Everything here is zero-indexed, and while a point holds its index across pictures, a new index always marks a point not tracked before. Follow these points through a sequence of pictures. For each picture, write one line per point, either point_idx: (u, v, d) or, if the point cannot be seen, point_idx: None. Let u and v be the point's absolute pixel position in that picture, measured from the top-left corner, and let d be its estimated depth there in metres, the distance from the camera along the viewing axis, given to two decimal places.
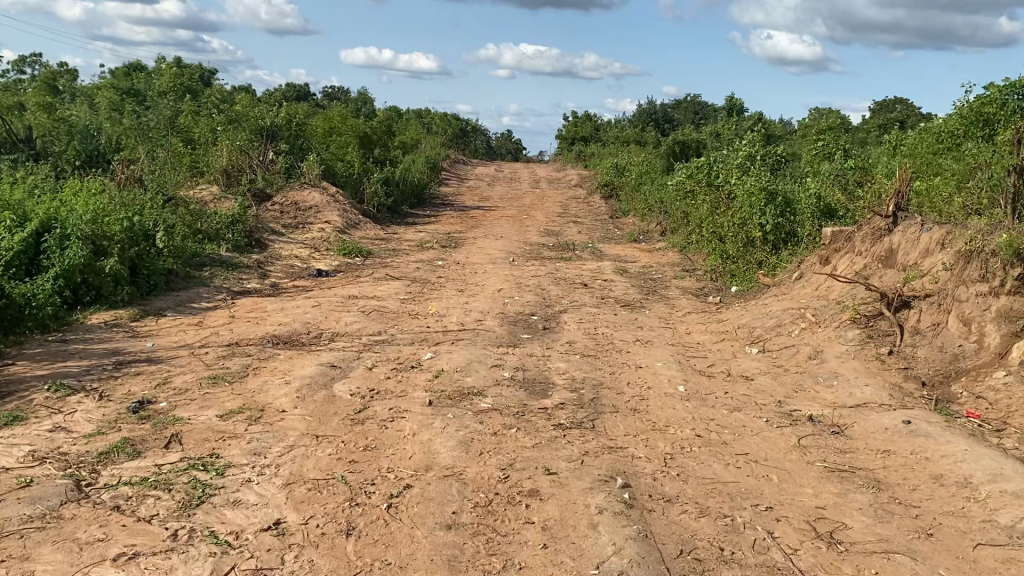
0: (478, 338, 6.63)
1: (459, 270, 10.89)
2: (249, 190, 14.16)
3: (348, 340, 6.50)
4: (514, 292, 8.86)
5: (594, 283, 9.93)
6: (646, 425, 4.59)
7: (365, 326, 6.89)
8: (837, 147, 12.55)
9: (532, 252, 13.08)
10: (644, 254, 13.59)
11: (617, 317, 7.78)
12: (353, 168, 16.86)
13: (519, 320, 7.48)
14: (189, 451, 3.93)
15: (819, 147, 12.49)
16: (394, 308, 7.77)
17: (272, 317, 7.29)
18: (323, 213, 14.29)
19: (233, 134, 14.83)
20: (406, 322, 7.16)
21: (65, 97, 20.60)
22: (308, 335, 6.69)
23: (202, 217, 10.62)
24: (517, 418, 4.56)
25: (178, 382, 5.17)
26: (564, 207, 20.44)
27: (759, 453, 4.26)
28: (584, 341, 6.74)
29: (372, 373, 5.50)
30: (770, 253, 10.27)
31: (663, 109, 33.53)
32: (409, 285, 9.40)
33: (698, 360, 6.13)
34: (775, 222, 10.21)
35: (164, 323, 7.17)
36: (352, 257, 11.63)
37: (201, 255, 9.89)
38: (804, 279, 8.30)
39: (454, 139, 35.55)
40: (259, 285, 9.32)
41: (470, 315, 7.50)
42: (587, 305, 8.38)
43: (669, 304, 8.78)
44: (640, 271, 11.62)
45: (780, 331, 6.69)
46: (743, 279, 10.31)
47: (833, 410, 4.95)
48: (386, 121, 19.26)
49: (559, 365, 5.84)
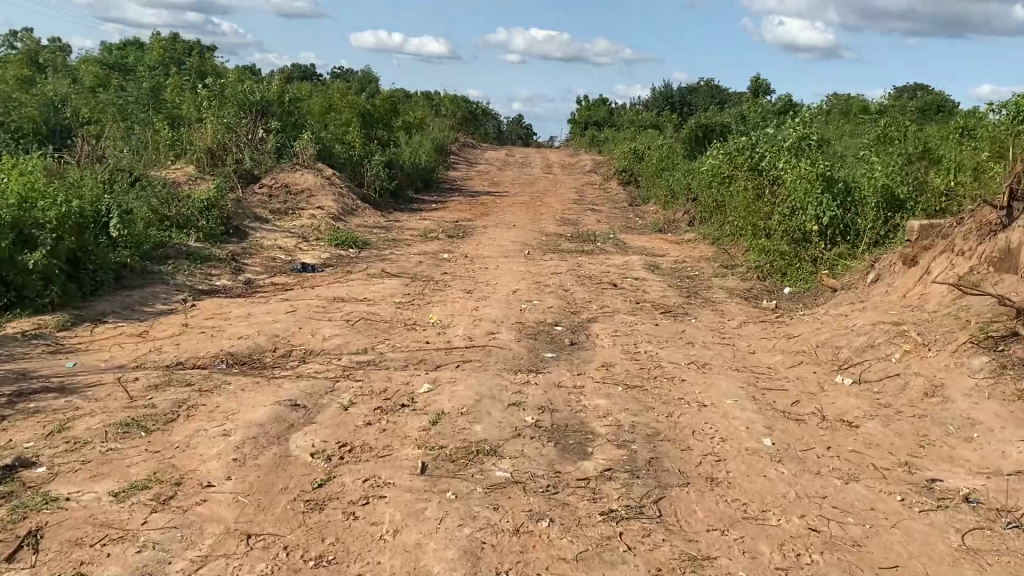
0: (490, 361, 5.19)
1: (467, 265, 9.47)
2: (234, 171, 12.73)
3: (324, 362, 5.08)
4: (533, 295, 7.45)
5: (625, 283, 8.51)
6: (734, 511, 3.16)
7: (349, 342, 5.48)
8: (898, 127, 11.06)
9: (549, 243, 11.65)
10: (672, 247, 12.13)
11: (659, 329, 6.33)
12: (353, 150, 15.42)
13: (540, 334, 6.05)
14: (41, 571, 2.54)
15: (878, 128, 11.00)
16: (387, 315, 6.36)
17: (234, 327, 5.88)
18: (316, 197, 12.86)
19: (218, 110, 13.41)
20: (400, 335, 5.75)
21: (49, 71, 19.27)
22: (272, 354, 5.27)
23: (172, 202, 9.22)
24: (548, 500, 3.13)
25: (78, 429, 3.76)
26: (580, 194, 18.96)
27: (912, 566, 2.84)
28: (624, 363, 5.31)
29: (349, 416, 4.07)
30: (828, 249, 8.83)
31: (682, 93, 31.92)
32: (408, 284, 7.99)
33: (777, 395, 4.68)
34: (834, 212, 8.75)
35: (100, 334, 5.76)
36: (346, 248, 10.23)
37: (167, 246, 8.49)
38: (884, 283, 6.84)
39: (464, 123, 34.08)
40: (230, 282, 7.93)
41: (478, 326, 6.06)
42: (621, 312, 6.96)
43: (716, 309, 7.35)
44: (674, 267, 10.17)
45: (873, 354, 5.23)
46: (797, 279, 8.84)
47: (991, 483, 3.51)
48: (389, 99, 17.82)
49: (599, 403, 4.40)
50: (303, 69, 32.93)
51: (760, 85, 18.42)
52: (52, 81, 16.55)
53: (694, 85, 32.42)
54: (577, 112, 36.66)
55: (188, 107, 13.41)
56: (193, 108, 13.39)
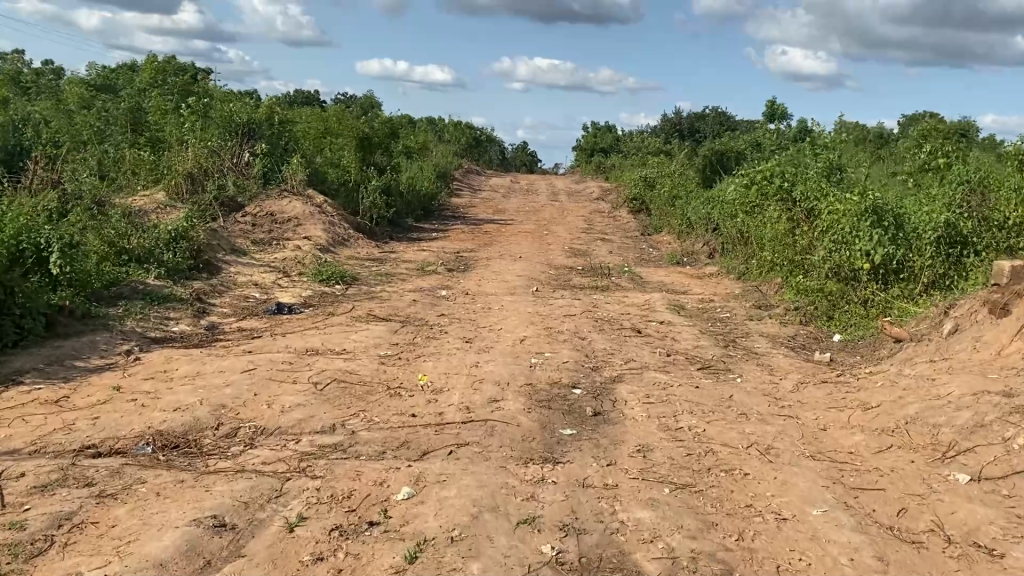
0: (493, 444, 4.03)
1: (468, 305, 8.34)
2: (216, 199, 11.65)
3: (278, 449, 3.92)
4: (543, 344, 6.31)
5: (649, 328, 7.36)
6: None
7: (313, 417, 4.32)
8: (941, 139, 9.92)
9: (559, 279, 10.52)
10: (694, 282, 10.97)
11: (700, 393, 5.14)
12: (347, 175, 14.34)
13: (556, 400, 4.88)
14: None
15: (917, 141, 9.85)
16: (368, 373, 5.20)
17: (174, 392, 4.72)
18: (304, 226, 11.75)
19: (203, 131, 12.35)
20: (380, 404, 4.58)
21: (33, 93, 18.27)
22: (213, 436, 4.11)
23: (132, 233, 8.10)
24: None
25: None
26: (588, 222, 17.86)
27: None
28: (666, 447, 4.12)
29: (297, 542, 2.93)
30: (880, 291, 7.73)
31: (690, 120, 31.07)
32: (398, 329, 6.83)
33: (875, 501, 3.53)
34: (886, 250, 7.62)
35: (4, 402, 4.58)
36: (331, 284, 9.11)
37: (122, 285, 7.37)
38: (967, 335, 5.67)
39: (467, 150, 33.18)
40: (189, 327, 6.80)
41: (477, 391, 4.88)
42: (650, 367, 5.80)
43: (762, 364, 6.19)
44: (701, 307, 9.03)
45: (989, 436, 4.04)
46: (845, 325, 7.72)
47: None
48: (387, 123, 16.78)
49: (641, 517, 3.23)
50: (305, 94, 32.00)
51: (776, 109, 17.37)
52: (30, 102, 15.50)
53: (700, 112, 31.57)
54: (583, 138, 35.69)
55: (169, 127, 12.34)
56: (174, 130, 12.33)
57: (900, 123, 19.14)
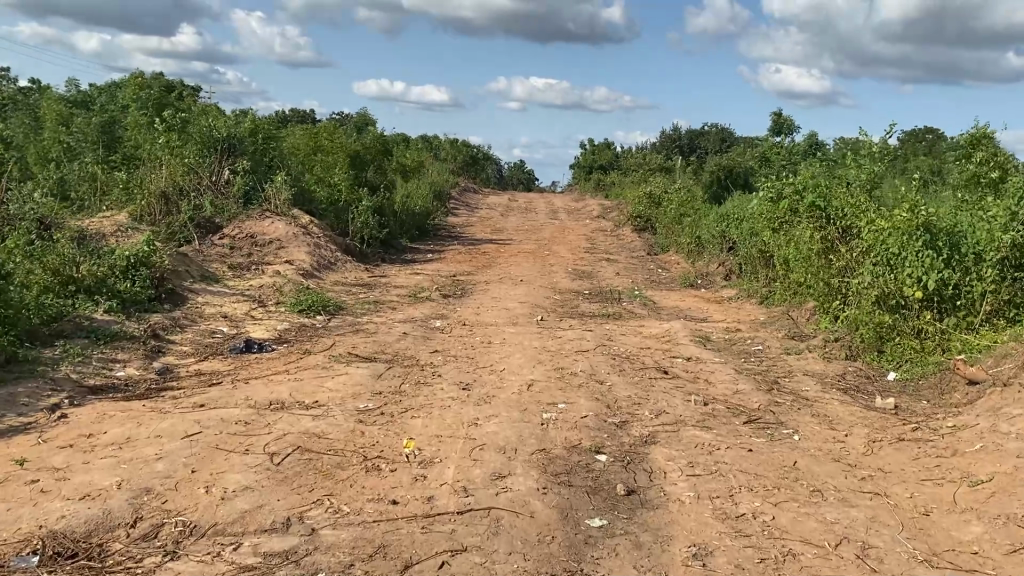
0: (500, 550, 3.00)
1: (464, 339, 7.30)
2: (190, 219, 10.62)
3: (209, 562, 2.88)
4: (555, 392, 5.26)
5: (677, 368, 6.32)
6: None
7: (264, 508, 3.28)
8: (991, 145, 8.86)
9: (566, 305, 9.50)
10: (714, 307, 9.95)
11: (756, 460, 4.11)
12: (336, 194, 13.33)
13: (578, 474, 3.84)
14: None
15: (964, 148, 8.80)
16: (341, 438, 4.15)
17: (90, 469, 3.67)
18: (286, 248, 10.72)
19: (179, 147, 11.32)
20: (350, 486, 3.53)
21: (6, 111, 17.24)
22: (125, 538, 3.07)
23: (83, 258, 7.06)
24: None
25: None
26: (590, 242, 16.86)
27: None
28: (727, 549, 3.10)
29: None
30: (936, 320, 6.72)
31: (691, 137, 30.22)
32: (382, 373, 5.77)
33: None
34: (943, 274, 6.60)
35: None
36: (312, 315, 8.07)
37: (65, 321, 6.32)
38: None
39: (463, 168, 32.20)
40: (136, 372, 5.73)
41: (478, 462, 3.84)
42: (687, 422, 4.76)
43: (819, 415, 5.14)
44: (729, 337, 7.99)
45: None
46: (898, 359, 6.73)
47: None
48: (378, 139, 15.77)
49: None
50: (297, 112, 31.03)
51: (784, 122, 16.41)
52: None
53: (702, 129, 30.74)
54: (581, 154, 34.78)
55: (140, 141, 11.32)
56: (146, 146, 11.27)
57: (902, 140, 18.30)
